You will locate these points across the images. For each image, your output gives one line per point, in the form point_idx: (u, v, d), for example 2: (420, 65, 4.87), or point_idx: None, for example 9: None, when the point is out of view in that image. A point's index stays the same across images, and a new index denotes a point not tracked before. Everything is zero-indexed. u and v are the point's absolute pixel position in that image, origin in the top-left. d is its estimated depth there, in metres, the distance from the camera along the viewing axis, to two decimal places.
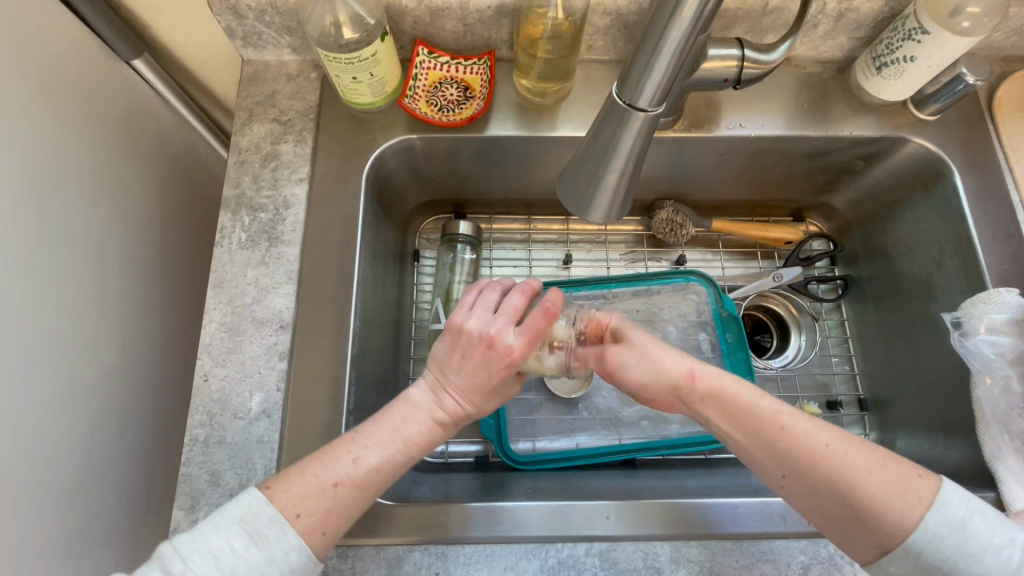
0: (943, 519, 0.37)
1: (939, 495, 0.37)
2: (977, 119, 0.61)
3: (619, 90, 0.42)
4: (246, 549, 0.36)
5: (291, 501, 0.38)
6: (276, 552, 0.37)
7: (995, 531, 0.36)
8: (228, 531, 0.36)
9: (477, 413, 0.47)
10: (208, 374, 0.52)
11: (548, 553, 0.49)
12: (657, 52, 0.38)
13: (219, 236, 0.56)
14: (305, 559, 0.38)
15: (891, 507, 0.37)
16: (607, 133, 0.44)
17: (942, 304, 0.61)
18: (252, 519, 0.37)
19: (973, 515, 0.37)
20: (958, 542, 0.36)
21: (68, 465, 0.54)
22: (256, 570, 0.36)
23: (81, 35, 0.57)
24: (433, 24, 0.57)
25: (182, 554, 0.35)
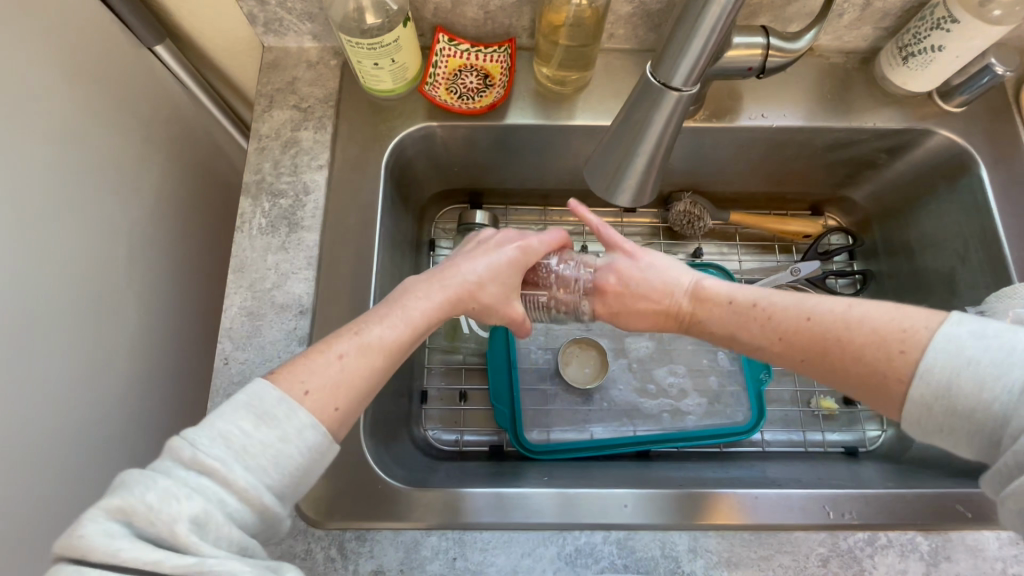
0: (925, 386, 0.35)
1: (921, 358, 0.36)
2: (1004, 111, 0.61)
3: (653, 70, 0.42)
4: (257, 430, 0.36)
5: (299, 382, 0.39)
6: (290, 431, 0.37)
7: (988, 382, 0.33)
8: (236, 415, 0.36)
9: (478, 289, 0.50)
10: (228, 357, 0.53)
11: (565, 540, 0.49)
12: (695, 30, 0.38)
13: (239, 222, 0.56)
14: (320, 437, 0.38)
15: (889, 340, 0.37)
16: (639, 114, 0.44)
17: (966, 299, 0.61)
18: (259, 402, 0.37)
19: (960, 372, 0.34)
20: (947, 405, 0.35)
21: (86, 445, 0.54)
22: (271, 448, 0.36)
23: (105, 20, 0.58)
24: (454, 11, 0.57)
25: (190, 440, 0.35)
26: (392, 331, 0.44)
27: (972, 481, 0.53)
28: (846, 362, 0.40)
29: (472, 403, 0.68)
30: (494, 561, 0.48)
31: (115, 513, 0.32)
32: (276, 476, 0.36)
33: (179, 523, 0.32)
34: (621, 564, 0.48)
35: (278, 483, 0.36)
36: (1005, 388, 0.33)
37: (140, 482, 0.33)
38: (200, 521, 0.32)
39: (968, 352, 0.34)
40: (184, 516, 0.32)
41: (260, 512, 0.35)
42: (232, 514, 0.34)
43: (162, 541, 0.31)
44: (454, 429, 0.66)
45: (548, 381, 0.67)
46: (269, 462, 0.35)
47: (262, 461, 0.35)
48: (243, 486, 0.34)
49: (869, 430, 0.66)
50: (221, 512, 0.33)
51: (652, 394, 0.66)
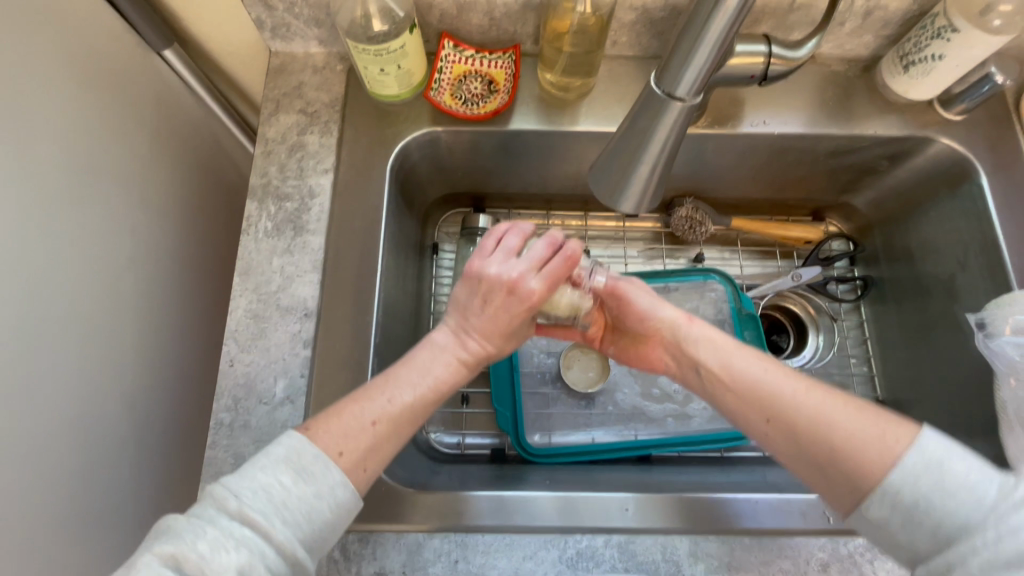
0: (919, 459, 0.37)
1: (916, 440, 0.38)
2: (1004, 119, 0.61)
3: (658, 79, 0.43)
4: (296, 485, 0.38)
5: (334, 442, 0.40)
6: (326, 486, 0.38)
7: (976, 471, 0.36)
8: (277, 468, 0.38)
9: (499, 352, 0.50)
10: (233, 360, 0.53)
11: (567, 543, 0.49)
12: (699, 41, 0.39)
13: (245, 225, 0.57)
14: (349, 494, 0.40)
15: (868, 446, 0.38)
16: (643, 122, 0.45)
17: (966, 305, 0.61)
18: (298, 457, 0.39)
19: (949, 454, 0.37)
20: (932, 479, 0.36)
21: (93, 447, 0.55)
22: (308, 503, 0.37)
23: (115, 26, 0.59)
24: (460, 18, 0.57)
25: (233, 491, 0.36)
26: (415, 396, 0.44)
27: None
28: (821, 454, 0.40)
29: (474, 406, 0.68)
30: (496, 564, 0.48)
31: (166, 560, 0.33)
32: (309, 529, 0.37)
33: (226, 573, 0.33)
34: (622, 568, 0.48)
35: (309, 538, 0.37)
36: (988, 479, 0.35)
37: (186, 529, 0.34)
38: (245, 572, 0.33)
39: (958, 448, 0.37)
40: (231, 567, 0.33)
41: (292, 568, 0.36)
42: (272, 567, 0.35)
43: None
44: (456, 431, 0.67)
45: (550, 385, 0.67)
46: (305, 518, 0.37)
47: (300, 515, 0.37)
48: (282, 539, 0.36)
49: None
50: (262, 563, 0.34)
51: (654, 398, 0.66)
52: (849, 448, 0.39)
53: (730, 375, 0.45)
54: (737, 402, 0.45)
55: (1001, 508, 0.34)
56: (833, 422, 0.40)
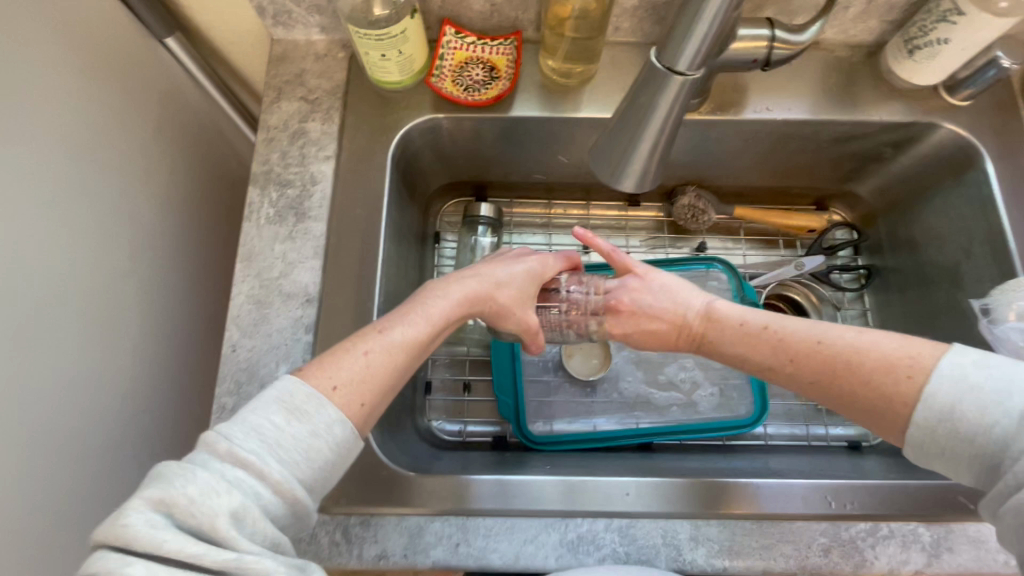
0: (932, 409, 0.36)
1: (932, 368, 0.37)
2: (1010, 105, 0.60)
3: (658, 54, 0.42)
4: (290, 426, 0.37)
5: (328, 378, 0.40)
6: (322, 425, 0.38)
7: (990, 410, 0.35)
8: (270, 408, 0.37)
9: (499, 293, 0.51)
10: (236, 345, 0.54)
11: (567, 527, 0.49)
12: (701, 12, 0.38)
13: (247, 211, 0.57)
14: (347, 431, 0.39)
15: (893, 370, 0.39)
16: (644, 98, 0.44)
17: (970, 292, 0.61)
18: (290, 398, 0.38)
19: (965, 396, 0.36)
20: (950, 428, 0.36)
21: (97, 431, 0.55)
22: (304, 441, 0.37)
23: (118, 14, 0.59)
24: (461, 4, 0.57)
25: (224, 435, 0.36)
26: (413, 329, 0.45)
27: None
28: (855, 389, 0.40)
29: (475, 394, 0.68)
30: (497, 547, 0.49)
31: (157, 505, 0.32)
32: (307, 470, 0.37)
33: (220, 515, 0.32)
34: (622, 552, 0.48)
35: (309, 476, 0.37)
36: (1005, 414, 0.34)
37: (179, 475, 0.34)
38: (238, 515, 0.33)
39: (970, 383, 0.36)
40: (225, 509, 0.33)
41: (292, 506, 0.36)
42: (267, 508, 0.35)
43: (199, 534, 0.32)
44: (458, 419, 0.67)
45: (552, 372, 0.67)
46: (302, 456, 0.37)
47: (296, 455, 0.37)
48: (278, 479, 0.35)
49: None
50: (257, 506, 0.34)
51: (656, 386, 0.66)
52: (884, 378, 0.39)
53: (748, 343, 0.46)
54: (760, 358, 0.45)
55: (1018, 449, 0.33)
56: (858, 357, 0.40)
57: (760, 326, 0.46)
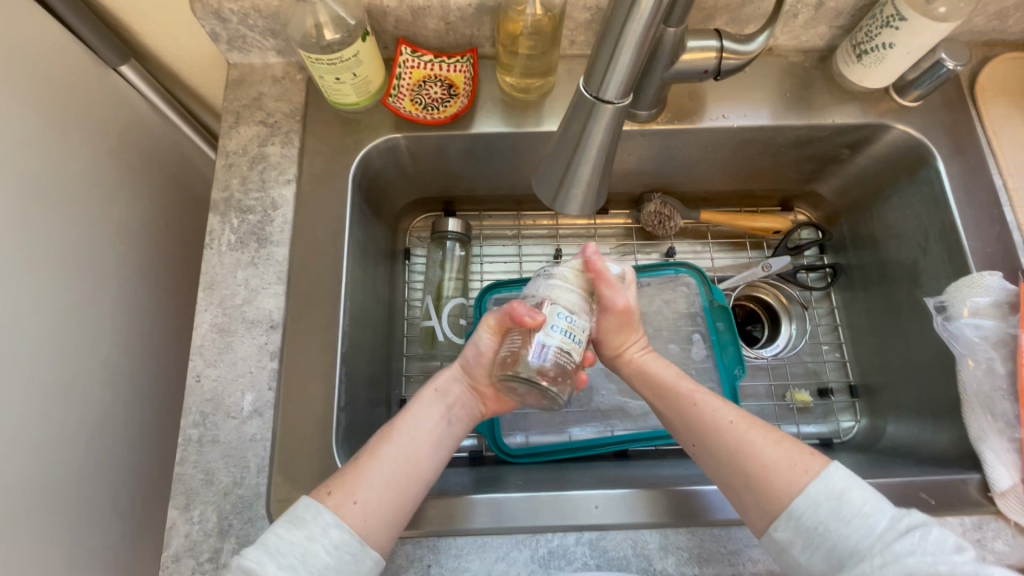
0: (823, 488, 0.40)
1: (823, 470, 0.41)
2: (960, 103, 0.62)
3: (585, 82, 0.42)
4: (290, 533, 0.40)
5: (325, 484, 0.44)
6: (320, 528, 0.41)
7: (870, 503, 0.39)
8: (276, 524, 0.41)
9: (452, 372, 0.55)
10: (200, 375, 0.53)
11: (538, 543, 0.49)
12: (619, 43, 0.37)
13: (208, 239, 0.57)
14: (345, 535, 0.41)
15: (779, 473, 0.42)
16: (576, 126, 0.44)
17: (927, 288, 0.62)
18: (292, 511, 0.42)
19: (852, 489, 0.40)
20: (834, 508, 0.39)
21: (69, 470, 0.55)
22: (301, 547, 0.40)
23: (70, 44, 0.58)
24: (415, 24, 0.57)
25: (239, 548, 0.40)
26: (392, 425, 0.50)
27: (934, 470, 0.54)
28: (737, 475, 0.44)
29: None
30: (469, 566, 0.49)
31: None
32: (308, 574, 0.39)
33: None
34: (593, 564, 0.49)
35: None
36: (881, 512, 0.38)
37: None
38: None
39: (847, 475, 0.41)
40: None
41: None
42: None
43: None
44: None
45: None
46: (300, 560, 0.39)
47: (293, 557, 0.39)
48: None
49: (843, 421, 0.69)
50: None
51: (632, 393, 0.67)
52: (766, 476, 0.42)
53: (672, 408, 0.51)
54: (677, 424, 0.50)
55: (887, 536, 0.37)
56: (754, 457, 0.43)
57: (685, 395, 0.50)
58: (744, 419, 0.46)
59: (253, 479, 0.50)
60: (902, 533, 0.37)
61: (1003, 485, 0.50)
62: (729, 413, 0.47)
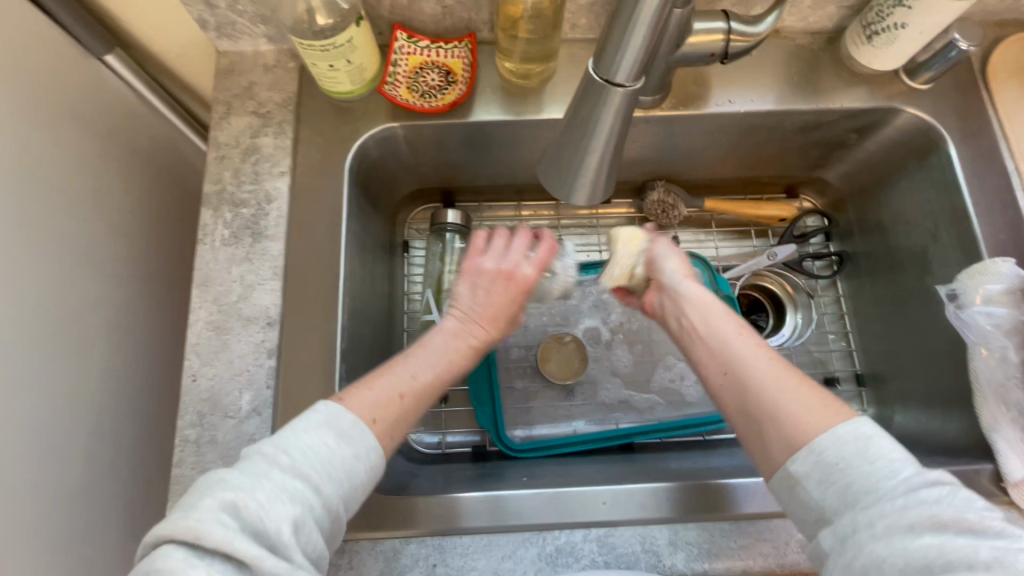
0: (851, 430, 0.36)
1: (855, 417, 0.37)
2: (971, 86, 0.60)
3: (595, 65, 0.40)
4: (337, 446, 0.38)
5: (368, 410, 0.41)
6: (362, 450, 0.39)
7: (896, 450, 0.35)
8: (319, 431, 0.38)
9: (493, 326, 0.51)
10: (196, 374, 0.52)
11: (545, 540, 0.49)
12: (632, 22, 0.36)
13: (201, 234, 0.55)
14: (380, 458, 0.40)
15: (807, 413, 0.38)
16: (585, 111, 0.42)
17: (938, 276, 0.60)
18: (338, 421, 0.39)
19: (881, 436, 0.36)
20: (860, 449, 0.35)
21: (66, 472, 0.53)
22: (348, 463, 0.38)
23: (52, 32, 0.56)
24: (411, 7, 0.55)
25: (281, 448, 0.37)
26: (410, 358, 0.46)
27: (946, 461, 0.53)
28: (761, 409, 0.40)
29: (452, 403, 0.67)
30: (475, 565, 0.48)
31: (226, 506, 0.33)
32: (350, 489, 0.38)
33: (283, 524, 0.33)
34: (601, 561, 0.48)
35: (353, 494, 0.38)
36: (908, 460, 0.35)
37: (243, 482, 0.34)
38: (297, 523, 0.34)
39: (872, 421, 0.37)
40: (286, 517, 0.34)
41: (332, 521, 0.37)
42: (318, 522, 0.36)
43: (265, 541, 0.33)
44: (436, 431, 0.66)
45: (530, 378, 0.66)
46: (345, 474, 0.38)
47: (342, 472, 0.38)
48: (329, 495, 0.36)
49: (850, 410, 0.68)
50: (310, 518, 0.35)
51: (636, 386, 0.66)
52: (791, 413, 0.38)
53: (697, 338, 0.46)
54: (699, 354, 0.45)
55: (914, 483, 0.33)
56: (782, 392, 0.39)
57: (711, 324, 0.46)
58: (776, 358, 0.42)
59: None
60: (928, 481, 0.34)
61: (1017, 475, 0.49)
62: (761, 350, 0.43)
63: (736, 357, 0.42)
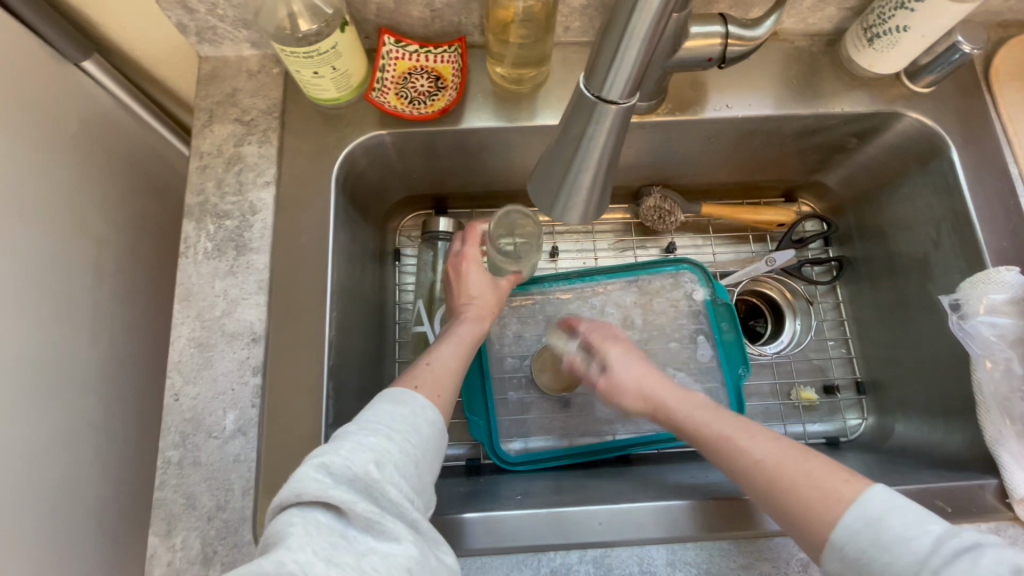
0: (859, 515, 0.36)
1: (858, 496, 0.37)
2: (974, 89, 0.59)
3: (587, 80, 0.38)
4: (396, 409, 0.42)
5: (411, 380, 0.47)
6: (418, 407, 0.44)
7: (912, 525, 0.34)
8: (380, 403, 0.43)
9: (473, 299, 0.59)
10: (178, 393, 0.50)
11: (540, 562, 0.47)
12: (627, 36, 0.34)
13: (183, 247, 0.53)
14: (438, 416, 0.45)
15: (814, 509, 0.38)
16: (577, 128, 0.41)
17: (939, 284, 0.59)
18: (394, 394, 0.44)
19: (893, 511, 0.35)
20: (873, 537, 0.35)
21: (50, 494, 0.52)
22: (409, 418, 0.42)
23: (26, 38, 0.54)
24: (398, 11, 0.53)
25: (356, 420, 0.40)
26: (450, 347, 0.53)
27: (949, 475, 0.52)
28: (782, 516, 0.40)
29: None
30: None
31: (318, 467, 0.35)
32: (420, 440, 0.41)
33: (368, 467, 0.36)
34: None
35: (423, 446, 0.41)
36: (926, 533, 0.34)
37: (326, 448, 0.37)
38: (380, 465, 0.36)
39: (882, 492, 0.37)
40: (370, 461, 0.36)
41: (417, 474, 0.39)
42: (402, 470, 0.38)
43: (358, 487, 0.35)
44: None
45: (524, 390, 0.65)
46: (411, 428, 0.41)
47: (406, 427, 0.41)
48: (403, 444, 0.39)
49: (850, 419, 0.67)
50: (393, 462, 0.37)
51: None
52: (802, 514, 0.39)
53: (705, 451, 0.47)
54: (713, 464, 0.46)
55: (934, 564, 0.33)
56: (787, 494, 0.40)
57: (713, 434, 0.47)
58: (773, 451, 0.43)
59: (238, 502, 0.48)
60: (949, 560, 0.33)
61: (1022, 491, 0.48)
62: (757, 448, 0.43)
63: (738, 467, 0.44)
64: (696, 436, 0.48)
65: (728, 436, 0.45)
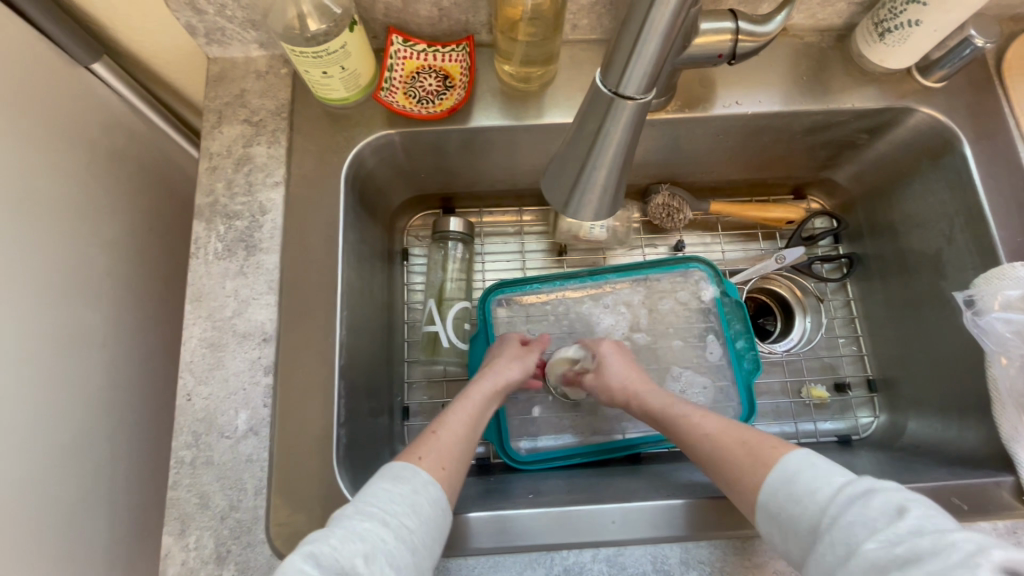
0: (779, 474, 0.41)
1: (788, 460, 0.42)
2: (986, 83, 0.58)
3: (603, 76, 0.38)
4: (395, 488, 0.42)
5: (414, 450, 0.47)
6: (419, 484, 0.43)
7: (819, 478, 0.39)
8: (381, 481, 0.43)
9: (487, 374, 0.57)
10: (191, 394, 0.50)
11: (553, 561, 0.47)
12: (646, 28, 0.34)
13: (193, 248, 0.54)
14: (441, 492, 0.44)
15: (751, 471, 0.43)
16: (591, 125, 0.40)
17: (952, 280, 0.59)
18: (398, 472, 0.44)
19: (804, 469, 0.40)
20: (789, 491, 0.40)
21: (64, 493, 0.52)
22: (409, 498, 0.42)
23: (36, 41, 0.54)
24: (406, 10, 0.53)
25: (353, 505, 0.41)
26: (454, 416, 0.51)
27: (964, 472, 0.52)
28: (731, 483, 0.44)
29: None
30: None
31: (306, 557, 0.35)
32: (418, 521, 0.41)
33: (356, 560, 0.36)
34: None
35: (421, 527, 0.41)
36: (830, 484, 0.38)
37: (318, 537, 0.37)
38: (369, 557, 0.36)
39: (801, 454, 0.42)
40: (359, 554, 0.36)
41: (414, 558, 0.39)
42: (393, 555, 0.38)
43: None
44: None
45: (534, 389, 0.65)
46: (410, 509, 0.41)
47: (403, 508, 0.41)
48: (397, 529, 0.39)
49: (861, 417, 0.67)
50: (382, 551, 0.37)
51: None
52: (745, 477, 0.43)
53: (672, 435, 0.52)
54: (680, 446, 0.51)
55: (835, 510, 0.36)
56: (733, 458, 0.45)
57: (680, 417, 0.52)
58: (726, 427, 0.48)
59: (251, 502, 0.48)
60: (850, 502, 0.36)
61: None
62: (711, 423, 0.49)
63: (695, 442, 0.49)
64: (663, 419, 0.53)
65: (689, 417, 0.51)
